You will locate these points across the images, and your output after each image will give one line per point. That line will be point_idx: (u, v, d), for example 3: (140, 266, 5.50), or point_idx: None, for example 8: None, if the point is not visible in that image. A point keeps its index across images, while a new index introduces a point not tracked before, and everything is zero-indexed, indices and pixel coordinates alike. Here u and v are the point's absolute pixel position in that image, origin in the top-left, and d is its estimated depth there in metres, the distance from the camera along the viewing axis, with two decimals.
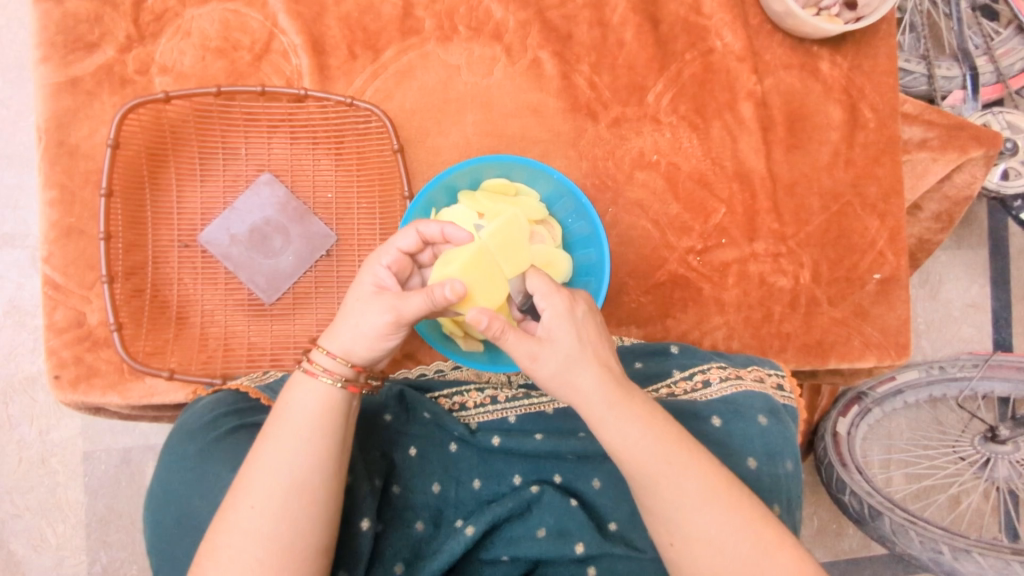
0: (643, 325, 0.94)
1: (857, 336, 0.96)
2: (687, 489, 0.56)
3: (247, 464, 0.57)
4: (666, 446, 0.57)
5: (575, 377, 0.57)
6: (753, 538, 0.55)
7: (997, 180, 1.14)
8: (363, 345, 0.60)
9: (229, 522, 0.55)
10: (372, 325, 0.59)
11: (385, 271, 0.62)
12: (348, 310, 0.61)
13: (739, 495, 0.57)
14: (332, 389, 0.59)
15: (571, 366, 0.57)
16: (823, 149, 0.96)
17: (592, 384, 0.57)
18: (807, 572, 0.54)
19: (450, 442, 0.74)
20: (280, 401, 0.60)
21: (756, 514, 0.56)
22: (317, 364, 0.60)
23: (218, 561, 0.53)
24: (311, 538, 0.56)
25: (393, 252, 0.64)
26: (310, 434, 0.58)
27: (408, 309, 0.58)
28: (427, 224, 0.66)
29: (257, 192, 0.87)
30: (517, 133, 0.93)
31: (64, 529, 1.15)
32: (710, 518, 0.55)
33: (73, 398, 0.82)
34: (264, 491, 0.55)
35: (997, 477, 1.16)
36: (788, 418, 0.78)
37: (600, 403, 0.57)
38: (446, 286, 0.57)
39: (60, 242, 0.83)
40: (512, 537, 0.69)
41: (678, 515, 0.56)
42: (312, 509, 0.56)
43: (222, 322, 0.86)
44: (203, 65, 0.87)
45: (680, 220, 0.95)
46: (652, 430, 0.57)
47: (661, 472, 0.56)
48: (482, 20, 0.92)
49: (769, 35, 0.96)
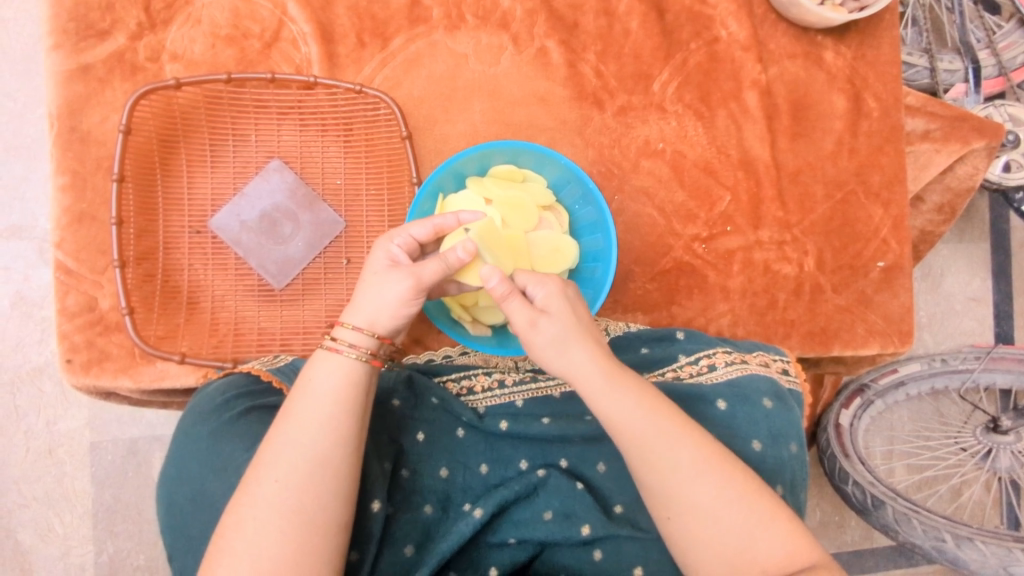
0: (650, 312, 0.95)
1: (861, 324, 0.96)
2: (681, 462, 0.56)
3: (271, 439, 0.58)
4: (659, 419, 0.58)
5: (570, 349, 0.59)
6: (747, 509, 0.56)
7: (999, 172, 1.14)
8: (386, 315, 0.62)
9: (254, 495, 0.55)
10: (393, 293, 0.61)
11: (399, 248, 0.64)
12: (365, 286, 0.63)
13: (731, 467, 0.57)
14: (355, 362, 0.60)
15: (566, 340, 0.59)
16: (827, 138, 0.97)
17: (586, 358, 0.59)
18: (800, 543, 0.55)
19: (458, 427, 0.74)
20: (302, 379, 0.61)
21: (751, 484, 0.57)
22: (342, 340, 0.61)
23: (243, 533, 0.54)
24: (335, 511, 0.56)
25: (407, 234, 0.65)
26: (335, 409, 0.58)
27: (426, 274, 0.61)
28: (443, 216, 0.67)
29: (266, 178, 0.88)
30: (525, 122, 0.94)
31: (71, 519, 1.15)
32: (703, 488, 0.56)
33: (85, 381, 0.82)
34: (290, 463, 0.56)
35: (998, 469, 1.17)
36: (793, 403, 0.79)
37: (596, 376, 0.58)
38: (458, 248, 0.61)
39: (72, 228, 0.84)
40: (519, 520, 0.70)
41: (674, 486, 0.56)
42: (336, 481, 0.57)
43: (232, 307, 0.87)
44: (213, 53, 0.88)
45: (685, 208, 0.96)
46: (645, 403, 0.58)
47: (653, 443, 0.57)
48: (489, 9, 0.92)
49: (773, 24, 0.97)
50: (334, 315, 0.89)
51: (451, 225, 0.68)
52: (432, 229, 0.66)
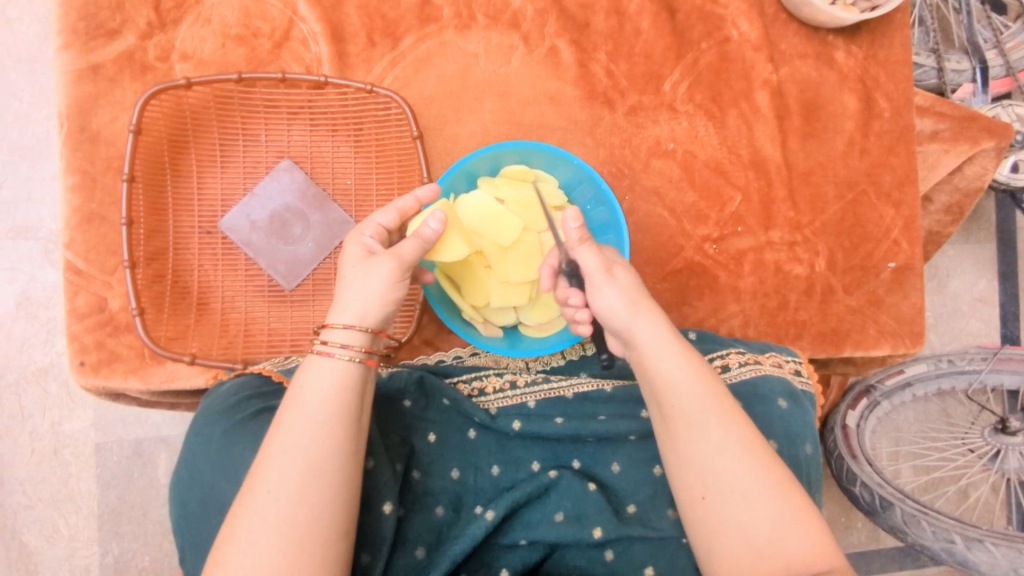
0: (660, 313, 0.94)
1: (872, 325, 0.96)
2: (728, 441, 0.57)
3: (266, 448, 0.57)
4: (716, 392, 0.59)
5: (637, 313, 0.62)
6: (780, 502, 0.55)
7: (1007, 173, 1.14)
8: (374, 303, 0.63)
9: (249, 506, 0.55)
10: (380, 279, 0.63)
11: (371, 240, 0.66)
12: (345, 282, 0.64)
13: (772, 457, 0.57)
14: (349, 365, 0.60)
15: (637, 304, 0.63)
16: (838, 138, 0.97)
17: (653, 324, 0.62)
18: (828, 547, 0.54)
19: (470, 429, 0.74)
20: (293, 385, 0.60)
21: (788, 479, 0.56)
22: (334, 343, 0.61)
23: (238, 544, 0.53)
24: (331, 520, 0.56)
25: (374, 226, 0.68)
26: (327, 417, 0.58)
27: (406, 252, 0.65)
28: (401, 197, 0.71)
29: (277, 178, 0.87)
30: (535, 121, 0.93)
31: (76, 520, 1.15)
32: (744, 470, 0.56)
33: (95, 383, 0.82)
34: (282, 473, 0.55)
35: (1006, 470, 1.15)
36: (807, 403, 0.78)
37: (665, 339, 0.61)
38: (428, 220, 0.66)
39: (81, 228, 0.83)
40: (529, 521, 0.69)
41: (717, 464, 0.56)
42: (329, 490, 0.56)
43: (242, 307, 0.87)
44: (223, 53, 0.87)
45: (696, 208, 0.95)
46: (704, 377, 0.59)
47: (707, 415, 0.57)
48: (499, 9, 0.92)
49: (784, 24, 0.96)
50: None
51: (411, 207, 0.72)
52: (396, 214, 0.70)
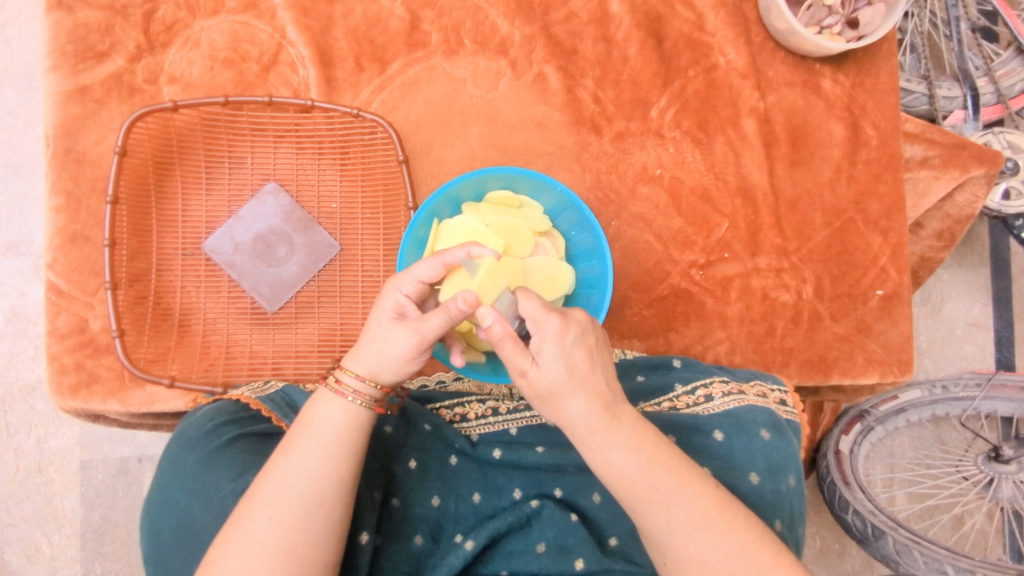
0: (645, 338, 0.94)
1: (859, 352, 0.95)
2: (675, 514, 0.56)
3: (265, 474, 0.57)
4: (654, 472, 0.57)
5: (560, 402, 0.56)
6: (747, 560, 0.55)
7: (999, 200, 1.14)
8: (389, 368, 0.59)
9: (244, 531, 0.54)
10: (396, 350, 0.58)
11: (406, 297, 0.60)
12: (370, 334, 0.60)
13: (731, 517, 0.57)
14: (357, 409, 0.59)
15: (554, 394, 0.56)
16: (825, 166, 0.97)
17: (576, 411, 0.56)
18: None
19: (451, 456, 0.73)
20: (304, 416, 0.60)
21: (752, 536, 0.56)
22: (346, 384, 0.59)
23: (230, 570, 0.53)
24: (326, 552, 0.56)
25: (414, 280, 0.61)
26: (337, 451, 0.58)
27: (429, 330, 0.57)
28: (451, 251, 0.62)
29: (261, 201, 0.87)
30: (522, 146, 0.94)
31: (59, 539, 1.14)
32: (705, 539, 0.56)
33: (73, 404, 0.81)
34: (284, 502, 0.55)
35: (1000, 498, 1.14)
36: (791, 434, 0.77)
37: (586, 428, 0.57)
38: (458, 298, 0.55)
39: (65, 248, 0.83)
40: (511, 552, 0.68)
41: (666, 536, 0.56)
42: (329, 524, 0.56)
43: (224, 330, 0.87)
44: (211, 76, 0.88)
45: (682, 234, 0.95)
46: (638, 458, 0.56)
47: (648, 497, 0.56)
48: (487, 34, 0.93)
49: (772, 52, 0.97)
50: (326, 338, 0.88)
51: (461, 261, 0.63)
52: (441, 270, 0.61)
